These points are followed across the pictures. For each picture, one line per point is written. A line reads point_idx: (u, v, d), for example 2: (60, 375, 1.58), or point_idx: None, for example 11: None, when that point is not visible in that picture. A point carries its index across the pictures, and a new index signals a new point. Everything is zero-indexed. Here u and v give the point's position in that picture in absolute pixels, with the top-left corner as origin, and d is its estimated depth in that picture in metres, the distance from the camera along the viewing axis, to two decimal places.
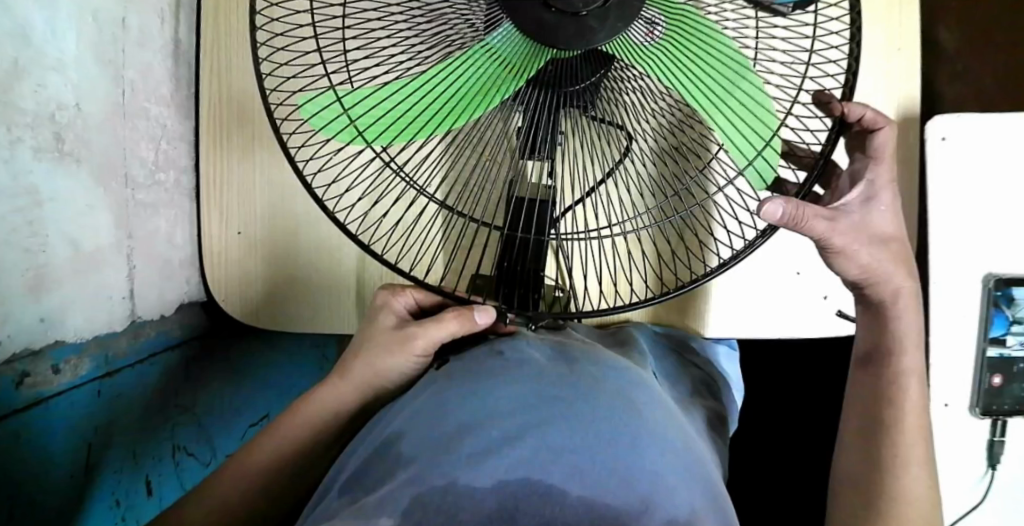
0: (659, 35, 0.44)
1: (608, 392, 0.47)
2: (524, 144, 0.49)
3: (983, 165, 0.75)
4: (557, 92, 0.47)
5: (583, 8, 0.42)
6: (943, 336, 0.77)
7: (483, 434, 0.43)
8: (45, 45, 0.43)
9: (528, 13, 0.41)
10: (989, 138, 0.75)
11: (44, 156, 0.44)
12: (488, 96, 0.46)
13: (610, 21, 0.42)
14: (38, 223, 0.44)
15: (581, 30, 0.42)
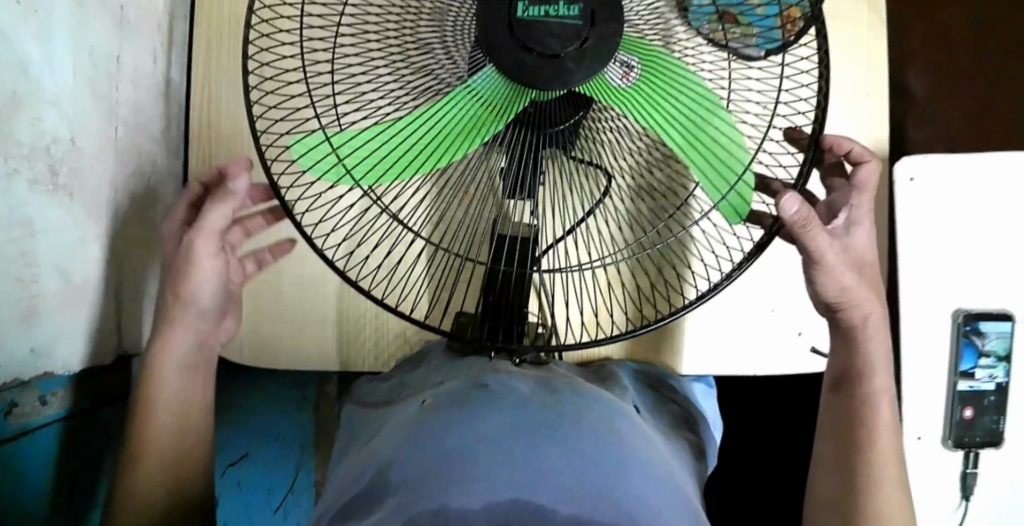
0: (635, 79, 0.42)
1: (593, 415, 0.40)
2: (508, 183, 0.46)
3: (961, 201, 0.62)
4: (539, 132, 0.43)
5: (562, 52, 0.40)
6: (915, 378, 0.63)
7: (464, 466, 0.33)
8: (44, 78, 0.41)
9: (505, 53, 0.39)
10: (965, 175, 0.61)
11: (39, 188, 0.43)
12: (472, 136, 0.43)
13: (586, 62, 0.40)
14: (30, 254, 0.42)
15: (559, 73, 0.40)
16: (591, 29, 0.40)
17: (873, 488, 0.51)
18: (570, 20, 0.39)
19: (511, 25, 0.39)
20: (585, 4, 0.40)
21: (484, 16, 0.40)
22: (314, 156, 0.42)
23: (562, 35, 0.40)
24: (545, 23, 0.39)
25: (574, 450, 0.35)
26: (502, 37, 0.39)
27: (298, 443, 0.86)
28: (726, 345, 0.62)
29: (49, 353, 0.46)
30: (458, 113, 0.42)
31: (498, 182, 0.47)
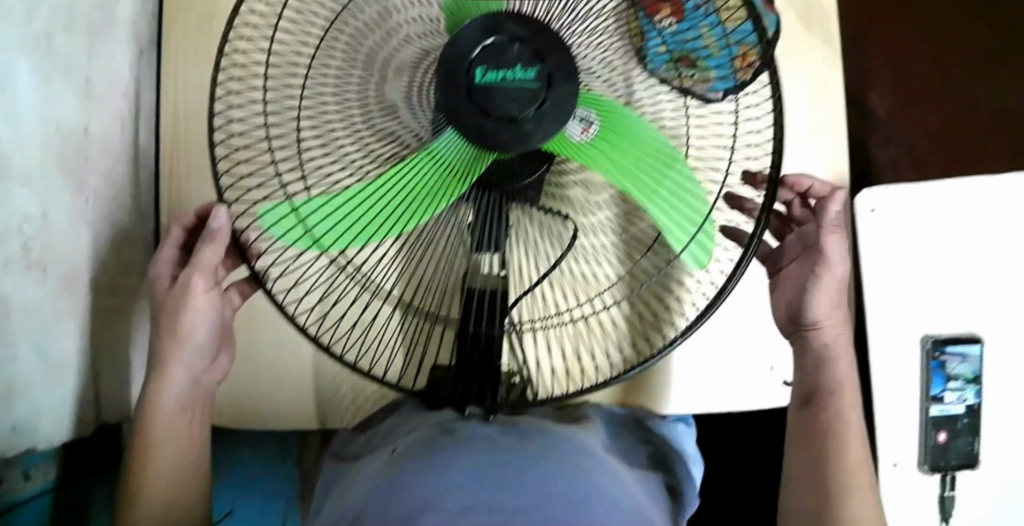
0: (594, 134, 0.43)
1: (556, 458, 0.45)
2: (476, 239, 0.45)
3: (923, 228, 0.63)
4: (503, 187, 0.44)
5: (520, 114, 0.40)
6: (889, 405, 0.64)
7: (440, 513, 0.39)
8: (13, 156, 0.42)
9: (467, 119, 0.40)
10: (924, 204, 0.63)
11: (13, 267, 0.43)
12: (436, 199, 0.43)
13: (545, 123, 0.41)
14: (6, 334, 0.42)
15: (519, 136, 0.41)
16: (548, 91, 0.41)
17: (845, 502, 0.51)
18: (527, 83, 0.40)
19: (470, 90, 0.40)
20: (542, 67, 0.41)
21: (444, 83, 0.41)
22: (274, 218, 0.41)
23: (520, 98, 0.40)
24: (502, 87, 0.40)
25: (537, 492, 0.41)
26: (463, 103, 0.40)
27: (282, 496, 0.86)
28: (705, 381, 0.63)
29: (29, 429, 0.46)
30: (423, 173, 0.42)
31: (465, 238, 0.46)
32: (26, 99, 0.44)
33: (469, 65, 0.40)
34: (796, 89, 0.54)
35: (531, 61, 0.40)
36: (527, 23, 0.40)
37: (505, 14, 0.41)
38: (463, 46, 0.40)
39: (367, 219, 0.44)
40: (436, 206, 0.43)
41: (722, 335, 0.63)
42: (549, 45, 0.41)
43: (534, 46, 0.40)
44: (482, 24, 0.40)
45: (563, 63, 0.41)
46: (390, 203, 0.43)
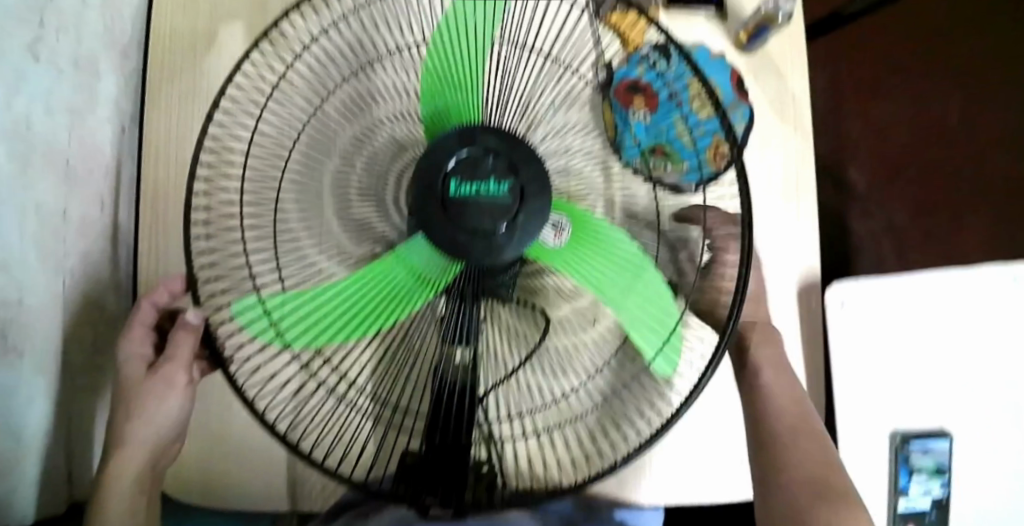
0: (565, 239, 0.44)
1: None
2: (446, 338, 0.44)
3: (897, 320, 0.64)
4: (475, 288, 0.43)
5: (494, 227, 0.41)
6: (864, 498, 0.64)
7: None
8: None
9: (440, 231, 0.41)
10: (898, 298, 0.63)
11: None
12: (402, 305, 0.42)
13: (516, 236, 0.41)
14: None
15: (490, 248, 0.41)
16: (520, 205, 0.41)
17: None
18: (500, 198, 0.41)
19: (445, 203, 0.41)
20: (515, 181, 0.41)
21: (419, 194, 0.41)
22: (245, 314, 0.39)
23: (493, 212, 0.41)
24: (475, 201, 0.41)
25: None
26: (437, 215, 0.41)
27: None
28: (670, 464, 0.63)
29: None
30: (395, 274, 0.42)
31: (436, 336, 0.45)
32: (10, 180, 0.44)
33: (445, 177, 0.41)
34: (766, 187, 0.55)
35: (505, 175, 0.41)
36: (501, 135, 0.42)
37: (480, 127, 0.42)
38: (438, 158, 0.41)
39: (334, 320, 0.42)
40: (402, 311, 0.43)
41: (692, 427, 0.64)
42: (521, 158, 0.42)
43: (507, 159, 0.41)
44: (457, 136, 0.42)
45: (536, 176, 0.42)
46: (361, 302, 0.42)
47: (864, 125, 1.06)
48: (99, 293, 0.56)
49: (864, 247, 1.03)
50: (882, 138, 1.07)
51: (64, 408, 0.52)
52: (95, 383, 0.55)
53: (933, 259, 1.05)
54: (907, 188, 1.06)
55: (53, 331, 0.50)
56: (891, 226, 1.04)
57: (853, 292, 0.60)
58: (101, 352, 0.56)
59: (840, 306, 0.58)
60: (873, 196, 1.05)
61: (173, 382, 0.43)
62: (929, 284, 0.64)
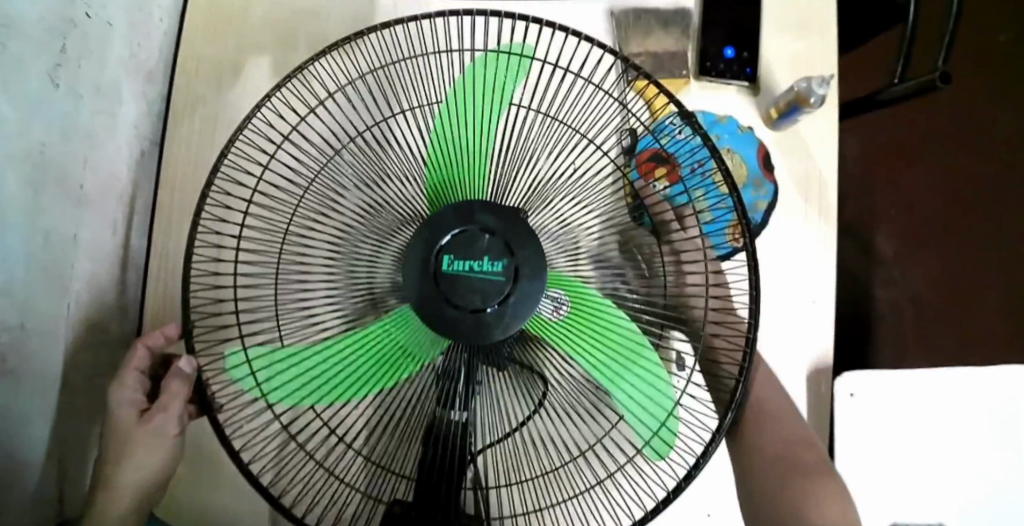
0: (565, 317, 0.43)
1: None
2: (440, 405, 0.42)
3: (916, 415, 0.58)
4: (472, 362, 0.42)
5: (483, 306, 0.40)
6: None
7: None
8: None
9: (432, 307, 0.40)
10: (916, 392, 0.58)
11: None
12: (387, 375, 0.42)
13: (507, 320, 0.40)
14: None
15: (479, 328, 0.40)
16: (513, 285, 0.41)
17: None
18: (493, 276, 0.41)
19: (437, 278, 0.41)
20: (509, 260, 0.41)
21: (415, 267, 0.41)
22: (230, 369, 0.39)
23: (484, 291, 0.41)
24: (468, 279, 0.40)
25: None
26: (430, 291, 0.40)
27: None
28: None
29: None
30: (389, 339, 0.42)
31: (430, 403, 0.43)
32: (19, 205, 0.44)
33: (438, 251, 0.41)
34: None
35: (499, 254, 0.41)
36: (501, 215, 0.41)
37: (479, 204, 0.42)
38: (434, 232, 0.41)
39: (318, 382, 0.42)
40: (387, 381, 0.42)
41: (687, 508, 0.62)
42: (519, 239, 0.41)
43: (504, 238, 0.41)
44: (456, 212, 0.42)
45: (531, 258, 0.41)
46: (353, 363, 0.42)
47: (891, 192, 1.05)
48: (104, 318, 0.56)
49: (888, 316, 1.02)
50: (908, 205, 1.05)
51: (60, 432, 0.52)
52: (94, 406, 0.56)
53: (958, 332, 1.03)
54: (935, 256, 1.04)
55: (55, 355, 0.50)
56: (915, 296, 1.03)
57: (865, 383, 0.57)
58: (101, 377, 0.56)
59: (848, 398, 0.56)
60: (899, 261, 1.04)
61: (163, 430, 0.43)
62: (952, 382, 0.59)
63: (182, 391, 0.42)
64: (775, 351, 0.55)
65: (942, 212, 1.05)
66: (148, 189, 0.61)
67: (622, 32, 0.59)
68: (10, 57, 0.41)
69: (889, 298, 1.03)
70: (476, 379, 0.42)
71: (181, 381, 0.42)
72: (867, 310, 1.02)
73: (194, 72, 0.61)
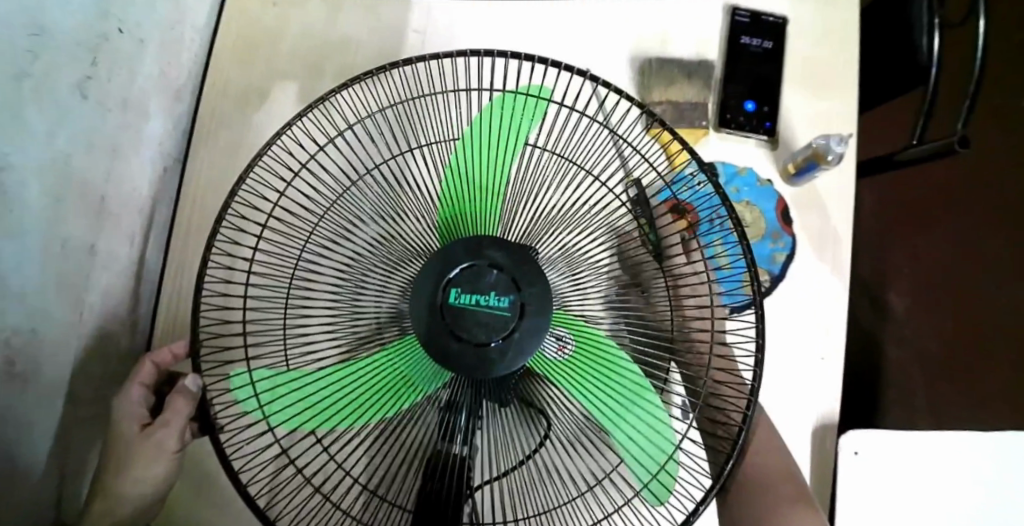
0: (569, 354, 0.42)
1: None
2: (439, 439, 0.42)
3: (925, 476, 0.55)
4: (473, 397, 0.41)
5: (489, 340, 0.40)
6: None
7: None
8: (10, 279, 0.42)
9: (438, 339, 0.40)
10: (919, 453, 0.56)
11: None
12: (388, 403, 0.42)
13: (509, 354, 0.40)
14: None
15: (482, 363, 0.40)
16: (519, 321, 0.41)
17: None
18: (499, 312, 0.41)
19: (442, 311, 0.41)
20: (516, 296, 0.41)
21: (418, 297, 0.41)
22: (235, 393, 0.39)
23: (489, 327, 0.40)
24: (474, 313, 0.41)
25: None
26: (435, 322, 0.41)
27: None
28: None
29: None
30: (393, 369, 0.42)
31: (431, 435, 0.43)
32: (42, 208, 0.45)
33: (446, 285, 0.41)
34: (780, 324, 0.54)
35: (506, 290, 0.41)
36: (507, 250, 0.42)
37: (488, 240, 0.43)
38: (443, 264, 0.42)
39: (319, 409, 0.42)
40: (388, 409, 0.42)
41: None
42: (525, 275, 0.41)
43: (511, 274, 0.41)
44: (464, 248, 0.42)
45: (538, 294, 0.41)
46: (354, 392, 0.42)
47: (906, 247, 1.05)
48: (114, 325, 0.56)
49: (896, 372, 1.02)
50: (924, 259, 1.05)
51: (64, 441, 0.52)
52: (97, 415, 0.56)
53: (972, 391, 1.02)
54: (948, 313, 1.04)
55: (64, 361, 0.50)
56: (926, 353, 1.02)
57: (871, 442, 0.55)
58: (106, 388, 0.56)
59: (852, 456, 0.54)
60: (912, 319, 1.03)
61: (163, 443, 0.42)
62: (968, 448, 0.57)
63: (184, 408, 0.42)
64: (780, 402, 0.55)
65: (957, 269, 1.05)
66: (169, 202, 0.62)
67: (644, 82, 0.60)
68: (48, 64, 0.43)
69: (901, 353, 1.03)
70: (477, 415, 0.42)
71: (185, 400, 0.42)
72: (877, 365, 1.01)
73: (224, 93, 0.63)
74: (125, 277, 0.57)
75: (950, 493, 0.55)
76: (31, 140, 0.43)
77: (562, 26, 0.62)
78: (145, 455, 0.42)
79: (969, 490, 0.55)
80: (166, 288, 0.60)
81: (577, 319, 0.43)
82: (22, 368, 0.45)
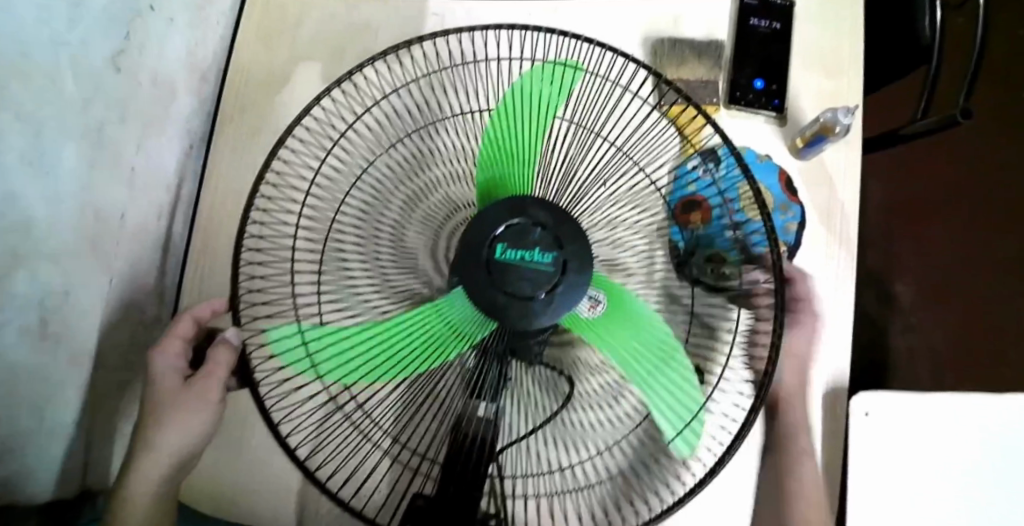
0: (600, 313, 0.45)
1: None
2: (467, 390, 0.44)
3: (923, 437, 0.58)
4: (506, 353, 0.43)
5: (534, 293, 0.42)
6: None
7: None
8: (45, 237, 0.44)
9: (482, 292, 0.42)
10: (920, 416, 0.58)
11: (30, 339, 0.44)
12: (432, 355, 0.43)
13: (554, 305, 0.42)
14: (9, 403, 0.43)
15: (527, 313, 0.42)
16: (561, 276, 0.43)
17: None
18: (543, 267, 0.42)
19: (489, 266, 0.43)
20: (558, 254, 0.43)
21: (465, 253, 0.43)
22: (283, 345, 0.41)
23: (534, 280, 0.42)
24: (519, 267, 0.42)
25: None
26: (481, 276, 0.42)
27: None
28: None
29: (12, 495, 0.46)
30: (435, 322, 0.43)
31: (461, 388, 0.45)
32: (77, 171, 0.46)
33: (492, 241, 0.43)
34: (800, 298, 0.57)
35: (549, 247, 0.43)
36: (549, 210, 0.44)
37: (530, 201, 0.44)
38: (487, 224, 0.44)
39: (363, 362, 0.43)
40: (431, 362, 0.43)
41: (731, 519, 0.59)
42: (566, 235, 0.44)
43: (553, 233, 0.43)
44: (508, 207, 0.44)
45: (579, 252, 0.43)
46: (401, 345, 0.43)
47: (911, 238, 1.08)
48: (143, 297, 0.58)
49: (901, 360, 1.03)
50: (929, 249, 1.08)
51: (93, 403, 0.53)
52: (126, 380, 0.57)
53: (975, 379, 1.03)
54: (951, 304, 1.06)
55: (96, 322, 0.52)
56: (931, 343, 1.04)
57: (879, 404, 0.57)
58: (134, 355, 0.58)
59: (862, 417, 0.56)
60: (916, 310, 1.05)
61: (205, 396, 0.44)
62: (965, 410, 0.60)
63: (227, 358, 0.44)
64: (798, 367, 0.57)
65: (960, 260, 1.07)
66: (194, 182, 0.64)
67: (659, 66, 0.62)
68: (85, 31, 0.44)
69: (907, 341, 1.05)
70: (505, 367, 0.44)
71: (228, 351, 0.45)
72: (884, 352, 1.03)
73: (251, 77, 0.65)
74: (154, 247, 0.59)
75: (945, 453, 0.58)
76: (70, 103, 0.44)
77: (585, 10, 0.64)
78: (186, 406, 0.44)
79: (959, 450, 0.59)
80: (192, 261, 0.62)
81: (610, 282, 0.46)
82: (56, 326, 0.46)
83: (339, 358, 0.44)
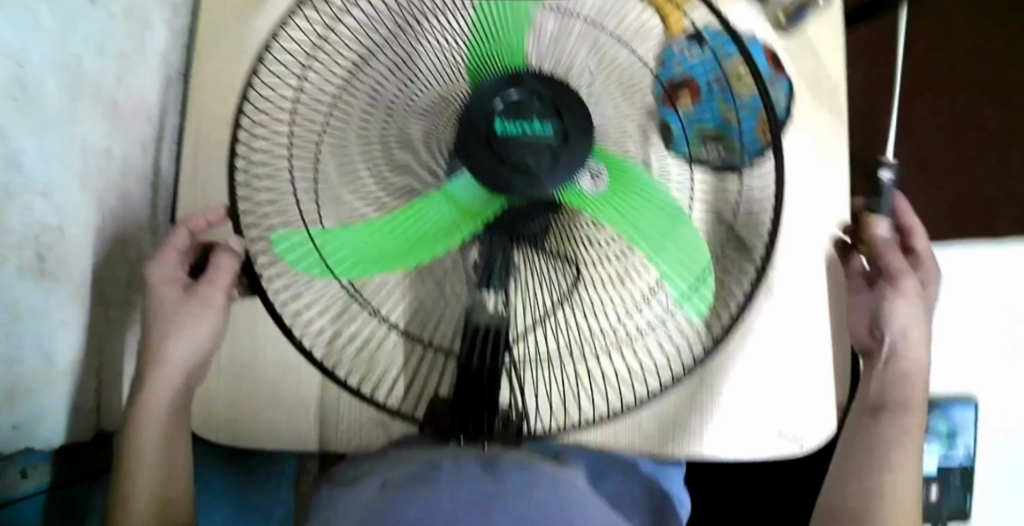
0: (602, 187, 0.44)
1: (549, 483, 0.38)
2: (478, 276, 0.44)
3: None
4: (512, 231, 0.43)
5: (536, 164, 0.40)
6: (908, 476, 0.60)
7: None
8: (33, 170, 0.43)
9: (485, 167, 0.41)
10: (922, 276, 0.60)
11: (28, 275, 0.44)
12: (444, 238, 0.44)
13: (558, 173, 0.41)
14: (14, 337, 0.44)
15: (532, 184, 0.41)
16: (563, 145, 0.41)
17: None
18: (545, 137, 0.40)
19: (489, 141, 0.40)
20: (558, 124, 0.41)
21: (462, 130, 0.41)
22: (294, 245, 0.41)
23: (537, 154, 0.40)
24: (520, 139, 0.40)
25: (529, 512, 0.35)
26: (482, 152, 0.41)
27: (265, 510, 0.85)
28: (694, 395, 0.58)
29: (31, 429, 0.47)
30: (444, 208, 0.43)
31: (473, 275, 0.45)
32: (60, 114, 0.46)
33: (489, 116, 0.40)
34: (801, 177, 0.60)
35: (549, 116, 0.40)
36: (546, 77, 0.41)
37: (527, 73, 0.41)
38: (482, 99, 0.41)
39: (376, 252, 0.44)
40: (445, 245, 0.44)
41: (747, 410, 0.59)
42: (567, 103, 0.41)
43: (553, 101, 0.41)
44: (502, 78, 0.41)
45: (579, 120, 0.41)
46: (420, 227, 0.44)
47: None
48: (142, 236, 0.57)
49: None
50: None
51: (101, 340, 0.53)
52: (133, 318, 0.57)
53: None
54: None
55: (95, 261, 0.51)
56: None
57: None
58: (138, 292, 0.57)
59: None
60: None
61: (210, 303, 0.44)
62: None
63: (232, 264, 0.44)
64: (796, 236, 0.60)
65: None
66: (177, 116, 0.62)
67: None
68: None
69: None
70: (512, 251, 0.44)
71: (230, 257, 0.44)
72: None
73: None
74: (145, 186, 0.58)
75: None
76: (45, 41, 0.43)
77: None
78: (191, 316, 0.44)
79: None
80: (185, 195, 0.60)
81: (612, 155, 0.44)
82: (54, 262, 0.46)
83: (354, 250, 0.44)
